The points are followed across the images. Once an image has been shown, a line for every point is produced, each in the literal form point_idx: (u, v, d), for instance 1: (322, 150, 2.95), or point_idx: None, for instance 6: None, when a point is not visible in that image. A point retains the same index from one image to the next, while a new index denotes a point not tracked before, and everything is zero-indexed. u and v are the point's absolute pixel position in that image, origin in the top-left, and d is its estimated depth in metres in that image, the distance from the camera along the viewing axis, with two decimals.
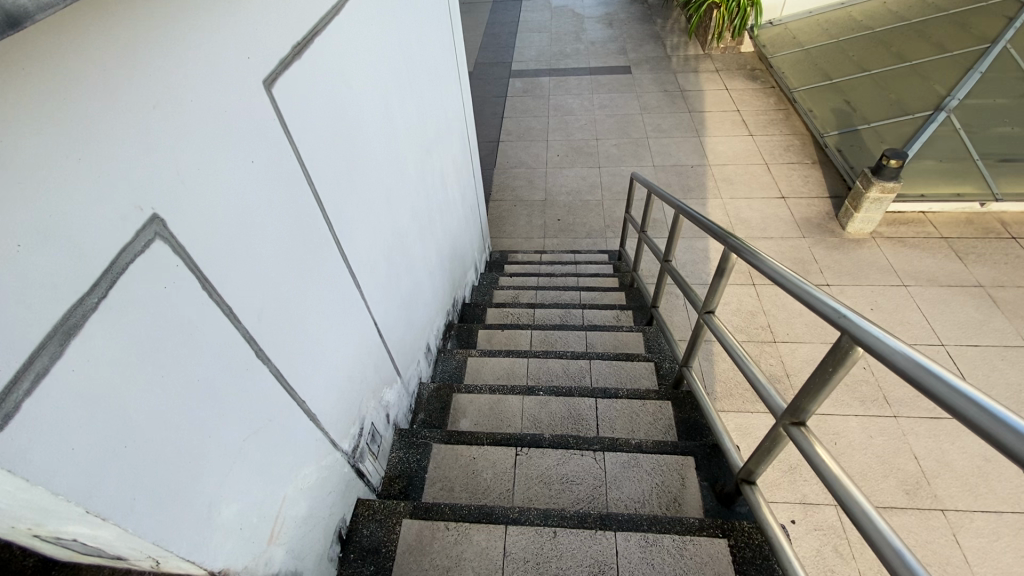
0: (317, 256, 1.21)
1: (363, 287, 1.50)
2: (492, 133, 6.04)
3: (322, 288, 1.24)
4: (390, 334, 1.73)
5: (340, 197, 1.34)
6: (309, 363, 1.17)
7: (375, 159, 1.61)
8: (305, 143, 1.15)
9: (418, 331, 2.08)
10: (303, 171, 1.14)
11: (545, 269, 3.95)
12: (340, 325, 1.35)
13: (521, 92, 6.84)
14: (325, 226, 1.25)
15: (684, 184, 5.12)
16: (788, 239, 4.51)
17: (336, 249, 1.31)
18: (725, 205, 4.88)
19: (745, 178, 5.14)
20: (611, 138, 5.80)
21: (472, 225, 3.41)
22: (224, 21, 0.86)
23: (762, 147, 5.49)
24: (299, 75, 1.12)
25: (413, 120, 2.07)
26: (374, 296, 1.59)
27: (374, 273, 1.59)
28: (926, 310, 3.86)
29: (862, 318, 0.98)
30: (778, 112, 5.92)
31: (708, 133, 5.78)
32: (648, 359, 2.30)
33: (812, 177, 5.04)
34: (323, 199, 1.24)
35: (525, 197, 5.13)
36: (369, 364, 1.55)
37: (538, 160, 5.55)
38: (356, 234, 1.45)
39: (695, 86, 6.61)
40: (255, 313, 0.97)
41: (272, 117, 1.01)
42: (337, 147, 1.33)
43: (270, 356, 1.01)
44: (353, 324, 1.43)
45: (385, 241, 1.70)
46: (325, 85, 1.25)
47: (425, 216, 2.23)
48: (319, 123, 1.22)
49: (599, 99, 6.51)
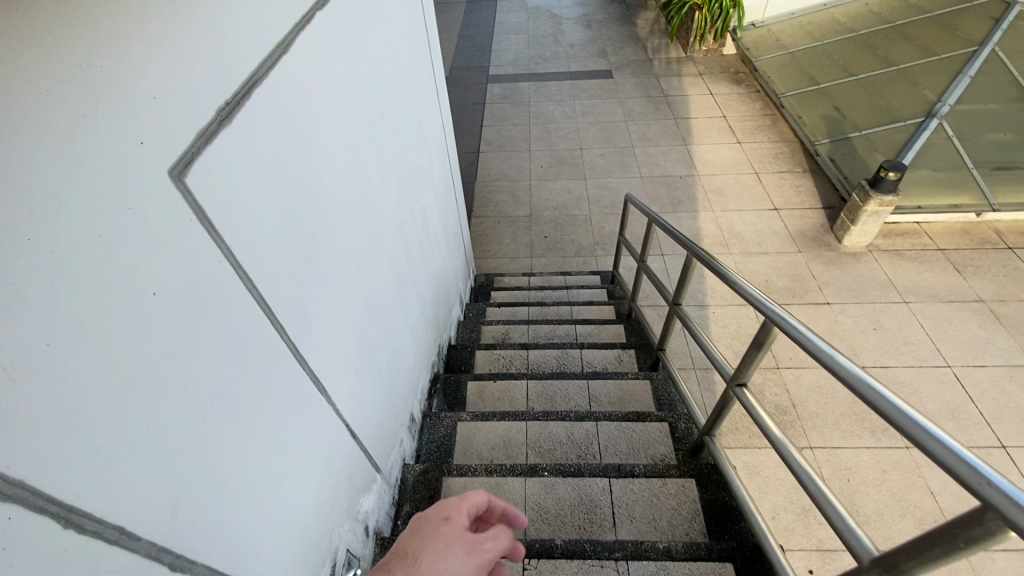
0: (285, 361, 0.99)
1: (342, 376, 1.28)
2: (472, 144, 5.74)
3: (292, 398, 1.02)
4: (371, 418, 1.50)
5: (313, 281, 1.13)
6: (274, 500, 0.95)
7: (353, 221, 1.40)
8: (268, 230, 0.94)
9: (404, 398, 1.85)
10: (267, 265, 0.93)
11: (536, 295, 3.68)
12: (315, 434, 1.12)
13: (500, 98, 6.55)
14: (295, 321, 1.04)
15: (674, 195, 4.91)
16: (784, 253, 4.32)
17: (308, 344, 1.09)
18: (717, 217, 4.68)
19: (737, 189, 4.95)
20: (596, 147, 5.55)
21: (456, 255, 3.14)
22: (110, 105, 0.59)
23: (751, 155, 5.32)
24: (260, 148, 0.91)
25: (387, 158, 1.77)
26: (354, 382, 1.37)
27: (354, 355, 1.37)
28: (929, 328, 3.72)
29: (932, 423, 0.86)
30: (765, 118, 5.77)
31: (695, 140, 5.59)
32: (661, 418, 2.05)
33: (804, 186, 4.89)
34: (293, 287, 1.03)
35: (509, 212, 4.85)
36: (351, 463, 1.32)
37: (521, 172, 5.27)
38: (333, 317, 1.23)
39: (679, 91, 6.42)
40: (199, 471, 0.74)
41: (218, 208, 0.79)
42: (311, 223, 1.13)
43: (219, 519, 0.79)
44: (330, 427, 1.20)
45: (364, 312, 1.47)
46: (294, 152, 1.05)
47: (409, 265, 2.01)
48: (286, 201, 1.01)
49: (582, 105, 6.26)
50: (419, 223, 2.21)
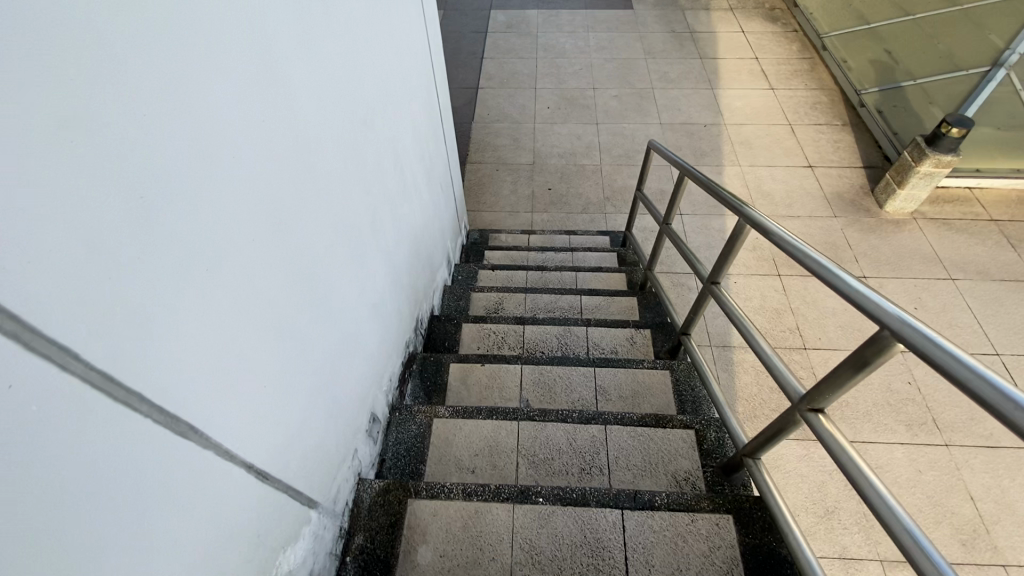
0: (226, 291, 0.80)
1: (306, 321, 1.08)
2: (470, 79, 5.08)
3: (235, 336, 0.83)
4: (342, 373, 1.29)
5: (271, 198, 0.92)
6: (210, 455, 0.77)
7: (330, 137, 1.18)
8: (214, 121, 0.74)
9: (384, 355, 1.62)
10: (205, 156, 0.72)
11: (536, 257, 3.22)
12: (267, 388, 0.93)
13: (504, 27, 5.80)
14: (244, 244, 0.84)
15: (696, 146, 4.34)
16: (818, 217, 3.82)
17: (260, 278, 0.89)
18: (744, 173, 4.13)
19: (768, 142, 4.37)
20: (610, 87, 4.91)
21: (445, 213, 2.72)
22: None
23: (785, 103, 4.70)
24: (202, 10, 0.71)
25: (340, 73, 1.26)
26: (322, 331, 1.16)
27: (322, 296, 1.16)
28: (977, 310, 3.29)
29: None
30: (802, 62, 5.11)
31: (722, 83, 4.94)
32: (685, 423, 1.65)
33: (843, 142, 4.32)
34: (243, 201, 0.83)
35: (509, 159, 4.30)
36: (313, 418, 1.13)
37: (524, 113, 4.67)
38: (297, 248, 1.03)
39: (706, 27, 5.68)
40: (7, 476, 0.47)
41: (120, 56, 0.57)
42: (271, 130, 0.91)
43: (124, 474, 0.60)
44: (287, 380, 1.00)
45: (315, 275, 1.13)
46: (253, 36, 0.84)
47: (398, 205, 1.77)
48: (237, 88, 0.80)
49: (596, 39, 5.54)
50: (391, 168, 1.72)
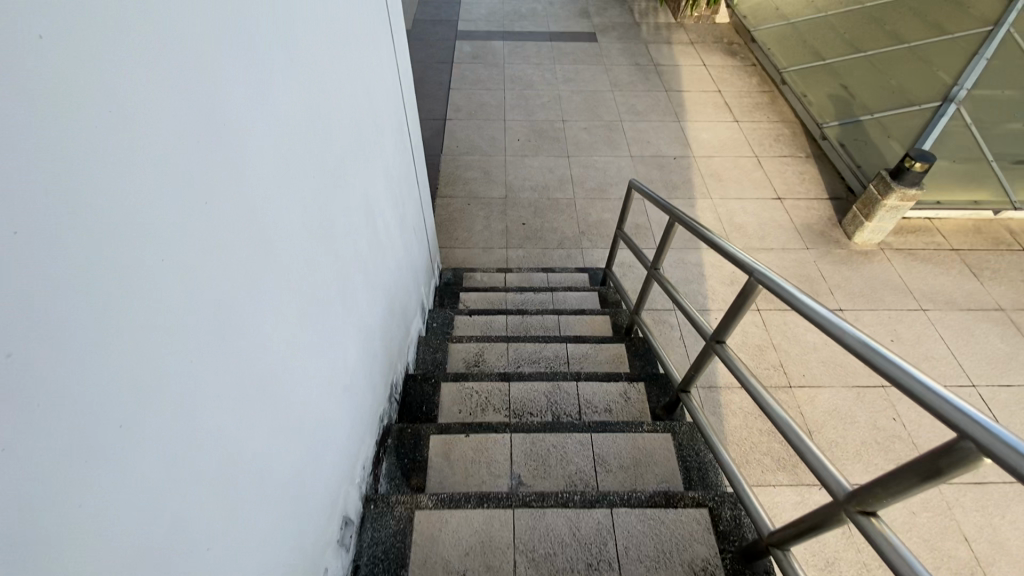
0: (225, 337, 0.77)
1: (294, 375, 1.04)
2: (437, 110, 4.96)
3: (231, 385, 0.79)
4: (325, 432, 1.22)
5: (272, 247, 0.91)
6: (199, 513, 0.71)
7: (327, 188, 1.20)
8: (226, 163, 0.75)
9: (366, 411, 1.54)
10: (214, 196, 0.72)
11: (514, 299, 3.05)
12: (255, 446, 0.87)
13: (470, 58, 5.74)
14: (244, 290, 0.81)
15: (668, 179, 4.32)
16: (791, 249, 3.83)
17: (257, 328, 0.87)
18: (716, 205, 4.12)
19: (737, 174, 4.41)
20: (579, 119, 4.87)
21: (420, 260, 2.58)
22: None
23: (750, 135, 4.77)
24: (226, 66, 0.75)
25: (304, 130, 1.08)
26: (308, 387, 1.12)
27: (310, 350, 1.12)
28: (949, 340, 3.32)
29: None
30: (763, 95, 5.24)
31: (689, 116, 4.99)
32: (698, 500, 1.49)
33: (808, 173, 4.39)
34: (246, 245, 0.82)
35: (480, 192, 4.16)
36: (293, 482, 1.05)
37: (494, 146, 4.56)
38: (292, 296, 1.01)
39: (669, 60, 5.78)
40: None
41: (153, 91, 0.59)
42: (276, 181, 0.92)
43: (119, 522, 0.56)
44: (272, 439, 0.94)
45: (269, 377, 0.92)
46: (265, 94, 0.88)
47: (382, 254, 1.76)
48: (249, 138, 0.82)
49: (563, 71, 5.53)
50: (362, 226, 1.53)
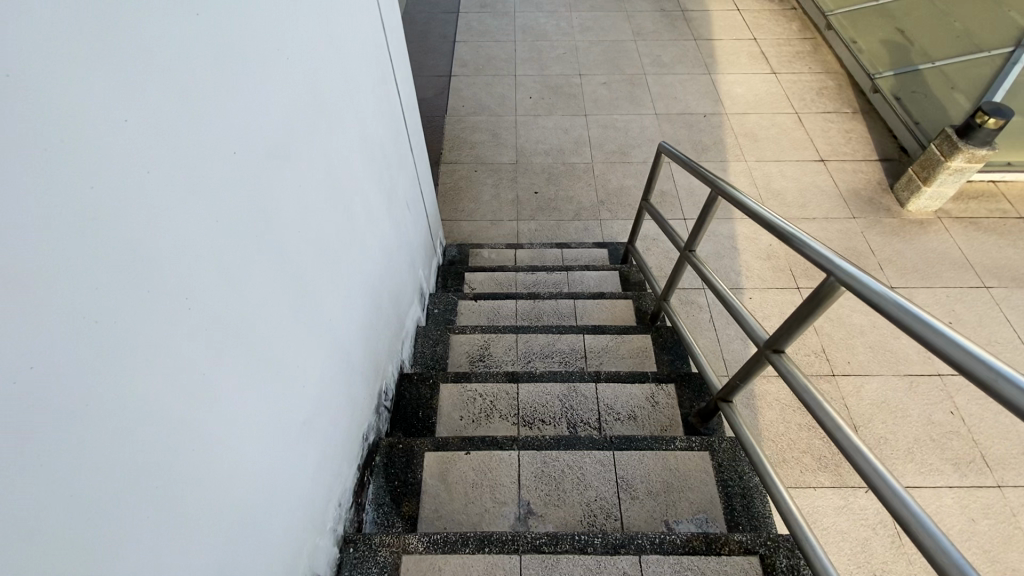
0: (185, 304, 0.70)
1: (276, 356, 0.96)
2: (441, 65, 4.53)
3: (194, 357, 0.72)
4: (315, 418, 1.15)
5: (242, 212, 0.84)
6: (155, 494, 0.65)
7: (313, 154, 1.12)
8: (183, 110, 0.68)
9: (363, 395, 1.46)
10: (166, 142, 0.65)
11: (525, 280, 2.74)
12: (226, 428, 0.81)
13: (478, 6, 5.23)
14: (206, 255, 0.74)
15: (697, 139, 3.89)
16: (835, 218, 3.42)
17: (226, 301, 0.80)
18: (751, 169, 3.71)
19: (774, 133, 3.95)
20: (598, 74, 4.41)
21: (417, 240, 2.28)
22: None
23: (789, 89, 4.27)
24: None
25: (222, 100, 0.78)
26: (294, 369, 1.05)
27: (296, 329, 1.05)
28: (1017, 322, 2.93)
29: None
30: (805, 43, 4.68)
31: (720, 67, 4.48)
32: (746, 546, 1.22)
33: (856, 132, 3.92)
34: (209, 205, 0.74)
35: (489, 158, 3.79)
36: (275, 470, 0.98)
37: (503, 105, 4.15)
38: (269, 268, 0.93)
39: (698, 4, 5.20)
40: None
41: None
42: (247, 143, 0.85)
43: None
44: (249, 422, 0.87)
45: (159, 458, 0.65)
46: (235, 46, 0.81)
47: (378, 229, 1.64)
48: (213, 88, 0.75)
49: (580, 19, 5.01)
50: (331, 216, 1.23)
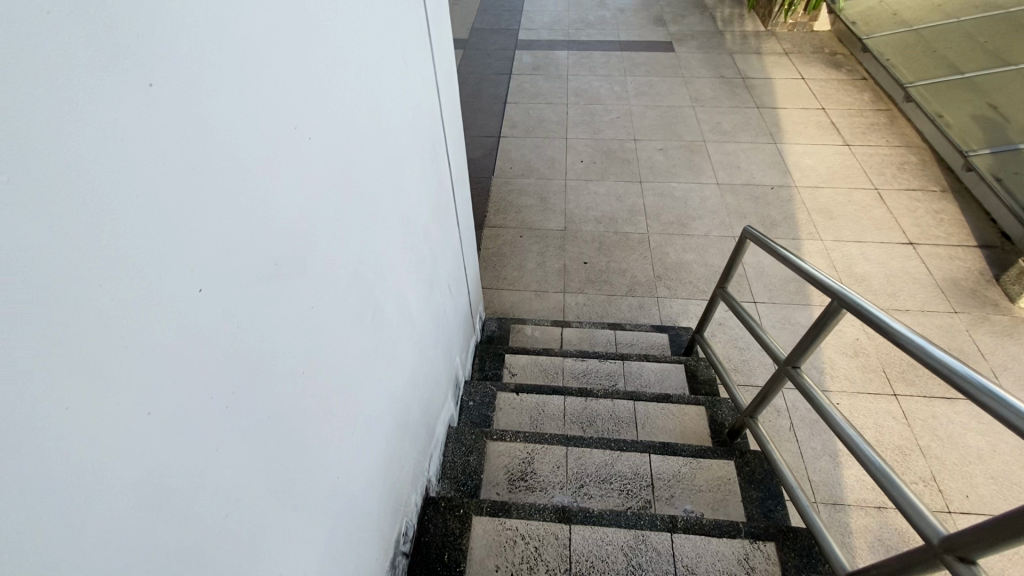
0: (241, 349, 0.63)
1: (325, 415, 0.88)
2: (491, 125, 4.42)
3: (244, 413, 0.64)
4: (351, 488, 1.03)
5: (309, 256, 0.79)
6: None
7: (381, 202, 1.09)
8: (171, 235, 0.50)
9: (403, 460, 1.34)
10: (247, 178, 0.62)
11: (575, 368, 2.37)
12: (266, 494, 0.71)
13: (531, 69, 5.19)
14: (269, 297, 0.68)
15: (764, 213, 3.55)
16: (932, 311, 2.97)
17: (283, 350, 0.73)
18: (828, 250, 3.32)
19: (852, 209, 3.57)
20: (654, 139, 4.18)
21: (457, 325, 1.98)
22: None
23: (865, 163, 3.93)
24: None
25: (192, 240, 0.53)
26: (340, 429, 0.95)
27: (345, 386, 0.96)
28: None
29: None
30: (879, 115, 4.36)
31: (787, 136, 4.19)
32: None
33: (946, 214, 3.51)
34: (278, 245, 0.70)
35: (536, 223, 3.54)
36: (308, 547, 0.85)
37: (553, 168, 3.95)
38: (327, 317, 0.87)
39: (760, 72, 5.00)
40: None
41: None
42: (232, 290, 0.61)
43: None
44: (286, 493, 0.77)
45: None
46: (324, 95, 0.81)
47: (415, 326, 1.41)
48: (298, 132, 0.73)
49: (634, 84, 4.86)
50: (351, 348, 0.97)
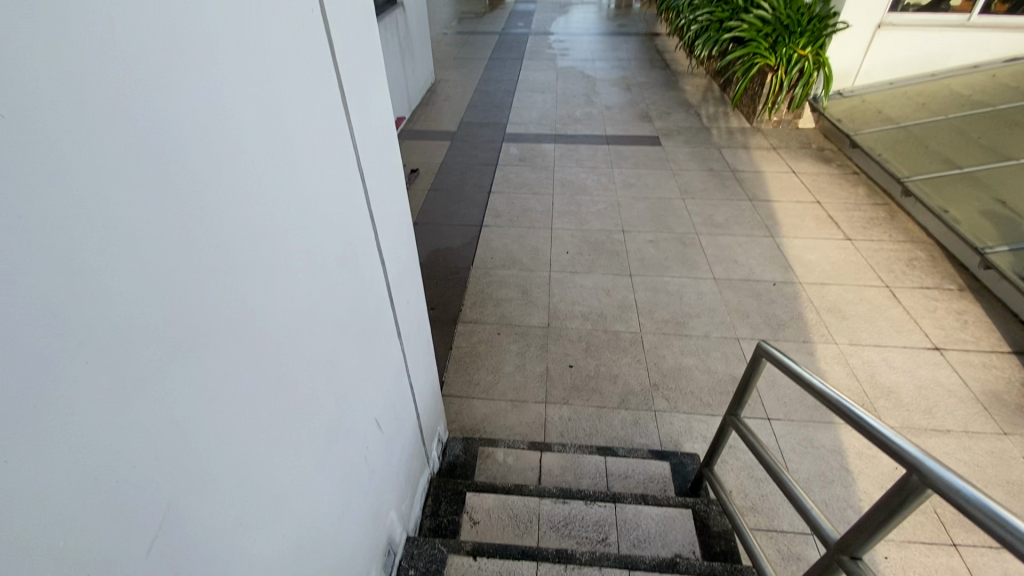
0: (198, 280, 0.67)
1: (280, 356, 0.89)
2: (474, 214, 4.21)
3: (116, 412, 0.57)
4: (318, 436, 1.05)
5: (269, 199, 0.83)
6: None
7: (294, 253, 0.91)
8: None
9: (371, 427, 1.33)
10: (168, 135, 0.61)
11: (553, 513, 1.87)
12: (222, 426, 0.75)
13: (517, 159, 5.11)
14: (227, 230, 0.73)
15: (769, 311, 3.20)
16: (977, 433, 2.52)
17: (234, 286, 0.75)
18: (845, 355, 2.93)
19: (865, 308, 3.23)
20: (644, 230, 3.94)
21: (394, 475, 1.52)
22: None
23: (871, 258, 3.66)
24: None
25: None
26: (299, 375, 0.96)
27: (303, 334, 0.97)
28: None
29: None
30: (878, 209, 4.17)
31: (784, 229, 3.97)
32: None
33: (969, 316, 3.17)
34: (184, 232, 0.65)
35: (515, 318, 3.15)
36: (246, 527, 0.83)
37: (536, 259, 3.66)
38: (287, 261, 0.90)
39: (749, 165, 4.92)
40: None
41: None
42: None
43: None
44: (183, 513, 0.69)
45: None
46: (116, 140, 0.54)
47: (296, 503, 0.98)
48: (247, 82, 0.75)
49: (622, 175, 4.74)
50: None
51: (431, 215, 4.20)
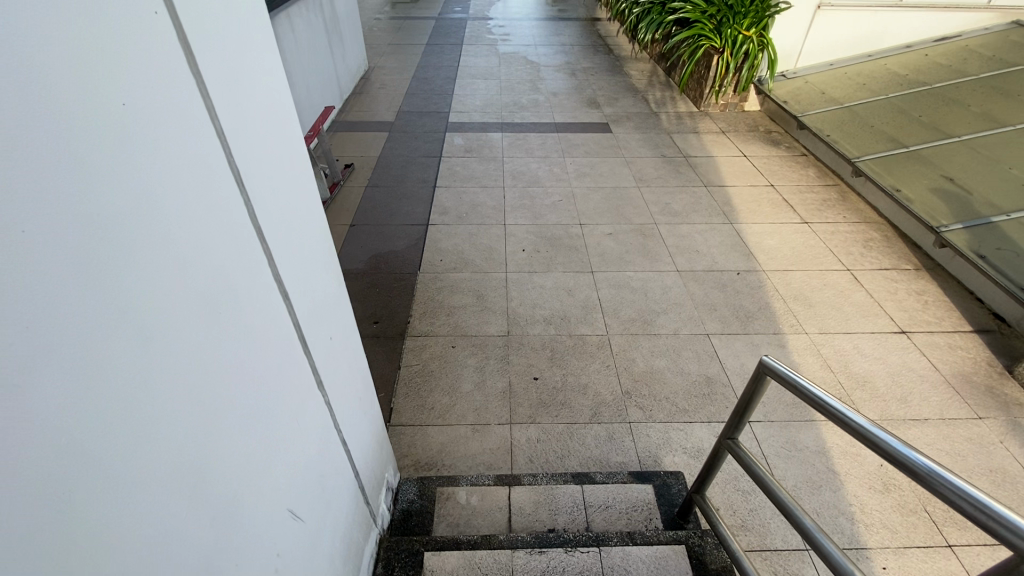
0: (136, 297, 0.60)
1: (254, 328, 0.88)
2: (418, 212, 3.83)
3: None
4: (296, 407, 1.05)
5: (235, 169, 0.80)
6: None
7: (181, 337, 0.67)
8: None
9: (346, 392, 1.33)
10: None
11: (528, 566, 1.59)
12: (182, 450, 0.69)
13: (462, 151, 4.75)
14: (199, 205, 0.71)
15: (737, 303, 3.03)
16: (954, 420, 2.45)
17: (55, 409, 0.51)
18: (818, 345, 2.79)
19: (830, 294, 3.13)
20: (601, 222, 3.69)
21: (324, 561, 1.20)
22: None
23: (831, 241, 3.57)
24: None
25: None
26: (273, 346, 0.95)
27: (275, 303, 0.95)
28: None
29: None
30: (830, 190, 4.12)
31: (742, 214, 3.84)
32: None
33: (929, 295, 3.14)
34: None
35: (469, 327, 2.82)
36: None
37: (490, 259, 3.34)
38: (257, 229, 0.88)
39: (701, 149, 4.78)
40: None
41: None
42: None
43: None
44: None
45: None
46: None
47: None
48: (200, 45, 0.70)
49: (574, 165, 4.48)
50: None
51: (369, 215, 3.78)
